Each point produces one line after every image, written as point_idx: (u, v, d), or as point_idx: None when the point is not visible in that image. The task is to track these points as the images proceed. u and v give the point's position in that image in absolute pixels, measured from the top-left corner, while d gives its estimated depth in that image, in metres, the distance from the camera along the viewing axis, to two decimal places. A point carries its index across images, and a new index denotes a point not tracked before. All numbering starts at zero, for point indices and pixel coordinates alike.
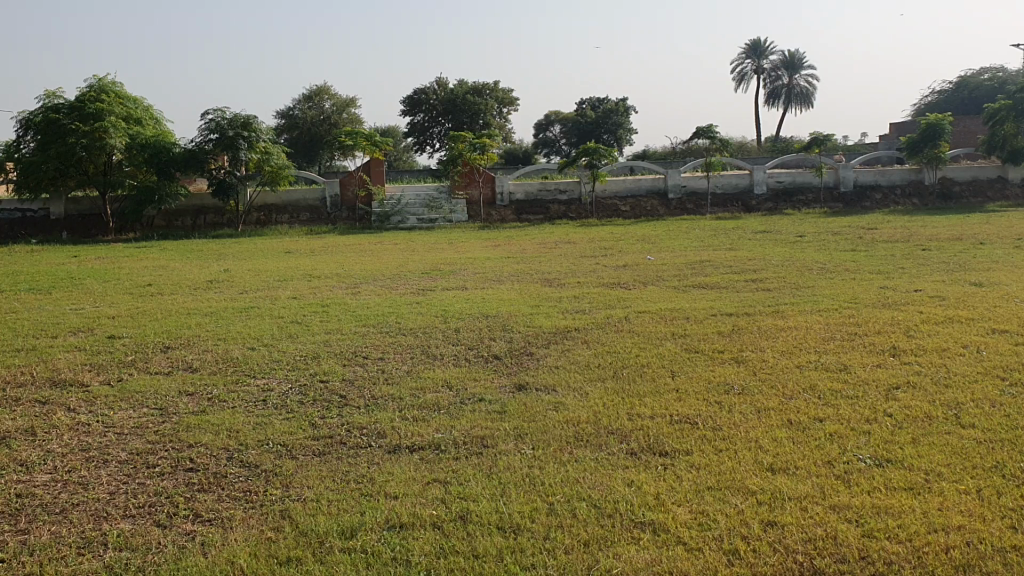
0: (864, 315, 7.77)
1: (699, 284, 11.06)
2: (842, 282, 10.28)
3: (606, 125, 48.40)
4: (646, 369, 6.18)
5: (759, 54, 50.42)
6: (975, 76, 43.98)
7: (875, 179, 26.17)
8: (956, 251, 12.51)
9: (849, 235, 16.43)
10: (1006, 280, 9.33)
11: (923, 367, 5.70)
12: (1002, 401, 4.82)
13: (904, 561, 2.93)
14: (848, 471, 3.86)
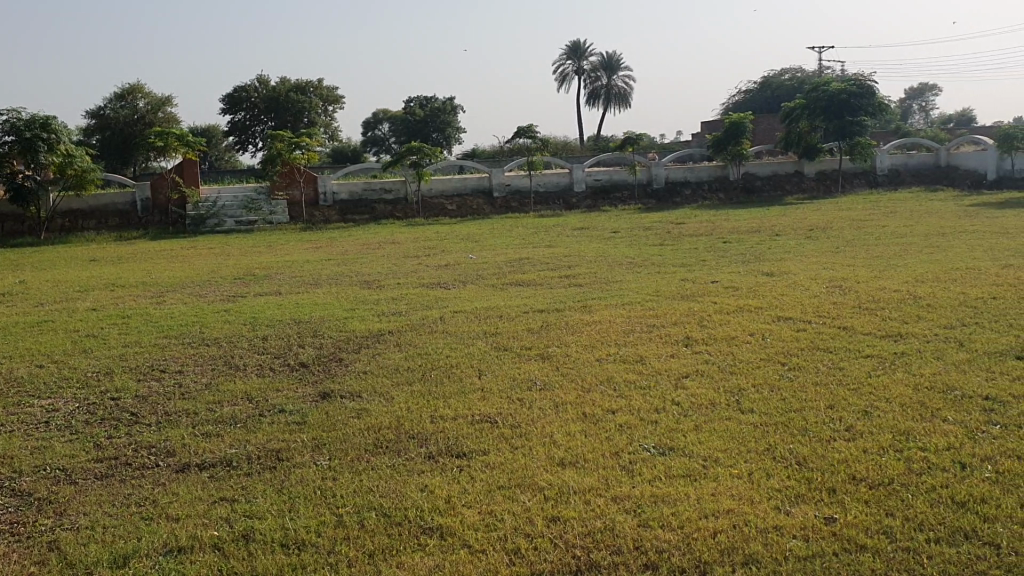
0: (664, 307, 8.07)
1: (517, 282, 11.23)
2: (648, 275, 10.65)
3: (434, 124, 48.41)
4: (453, 370, 6.19)
5: (579, 54, 51.69)
6: (777, 77, 46.78)
7: (685, 176, 27.36)
8: (753, 243, 13.26)
9: (659, 230, 17.13)
10: (794, 270, 9.94)
11: (712, 356, 5.97)
12: (780, 385, 5.11)
13: (674, 549, 3.05)
14: (634, 462, 3.98)
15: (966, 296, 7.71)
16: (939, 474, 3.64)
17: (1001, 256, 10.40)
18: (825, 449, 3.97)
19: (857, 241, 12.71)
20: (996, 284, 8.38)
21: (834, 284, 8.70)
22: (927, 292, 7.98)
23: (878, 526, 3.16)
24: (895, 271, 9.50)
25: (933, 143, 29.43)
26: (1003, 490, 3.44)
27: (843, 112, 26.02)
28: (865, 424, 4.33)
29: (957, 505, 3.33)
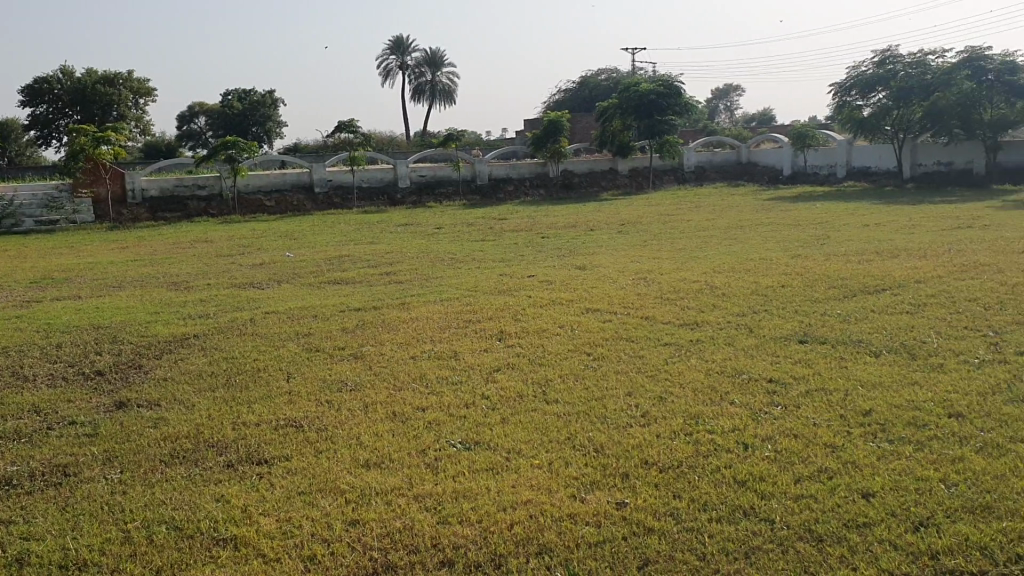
0: (480, 302, 8.16)
1: (335, 280, 11.04)
2: (467, 271, 10.72)
3: (254, 118, 46.88)
4: (261, 373, 6.00)
5: (402, 51, 51.38)
6: (594, 77, 48.22)
7: (506, 172, 27.72)
8: (570, 238, 13.63)
9: (480, 226, 17.29)
10: (606, 263, 10.29)
11: (523, 349, 6.08)
12: (586, 375, 5.27)
13: (471, 543, 3.08)
14: (437, 459, 3.99)
15: (758, 285, 8.21)
16: (724, 455, 3.84)
17: (792, 247, 11.12)
18: (621, 436, 4.12)
19: (664, 234, 13.30)
20: (786, 273, 8.95)
21: (641, 276, 9.05)
22: (724, 282, 8.42)
23: (666, 508, 3.31)
24: (696, 262, 9.99)
25: (735, 141, 31.18)
26: (779, 468, 3.67)
27: (653, 111, 27.16)
28: (660, 409, 4.52)
29: (738, 483, 3.53)
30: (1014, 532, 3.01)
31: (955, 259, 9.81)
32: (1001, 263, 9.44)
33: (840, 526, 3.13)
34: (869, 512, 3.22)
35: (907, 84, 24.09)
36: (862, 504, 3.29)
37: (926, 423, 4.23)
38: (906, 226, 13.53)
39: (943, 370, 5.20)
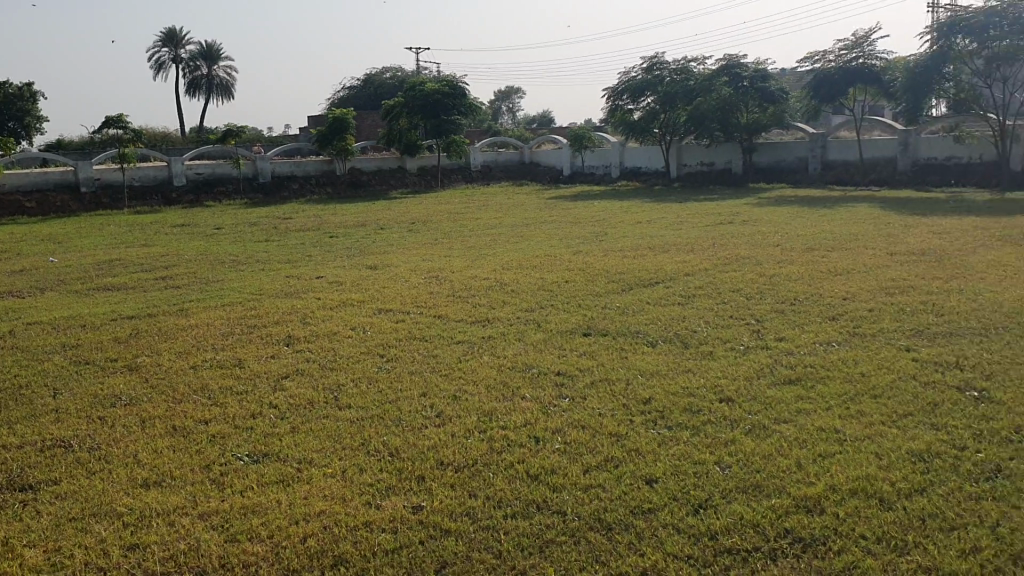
0: (265, 306, 7.88)
1: (106, 286, 10.32)
2: (251, 274, 10.34)
3: (8, 112, 42.95)
4: (22, 391, 5.50)
5: (175, 43, 48.88)
6: (378, 75, 47.91)
7: (291, 170, 26.94)
8: (358, 237, 13.46)
9: (264, 226, 16.74)
10: (396, 262, 10.23)
11: (312, 353, 5.92)
12: (378, 378, 5.20)
13: (262, 561, 2.97)
14: (223, 473, 3.80)
15: (545, 281, 8.44)
16: (517, 450, 3.90)
17: (574, 244, 11.52)
18: (415, 438, 4.10)
19: (452, 233, 13.41)
20: (569, 268, 9.25)
21: (431, 275, 9.06)
22: (511, 279, 8.58)
23: (461, 509, 3.32)
24: (485, 260, 10.14)
25: (518, 142, 31.93)
26: (569, 460, 3.78)
27: (439, 110, 27.28)
28: (453, 408, 4.54)
29: (530, 478, 3.60)
30: (781, 508, 3.24)
31: (721, 253, 10.51)
32: (761, 256, 10.21)
33: (627, 514, 3.26)
34: (653, 498, 3.37)
35: (672, 89, 25.53)
36: (647, 490, 3.44)
37: (700, 409, 4.49)
38: (676, 223, 14.36)
39: (715, 357, 5.54)
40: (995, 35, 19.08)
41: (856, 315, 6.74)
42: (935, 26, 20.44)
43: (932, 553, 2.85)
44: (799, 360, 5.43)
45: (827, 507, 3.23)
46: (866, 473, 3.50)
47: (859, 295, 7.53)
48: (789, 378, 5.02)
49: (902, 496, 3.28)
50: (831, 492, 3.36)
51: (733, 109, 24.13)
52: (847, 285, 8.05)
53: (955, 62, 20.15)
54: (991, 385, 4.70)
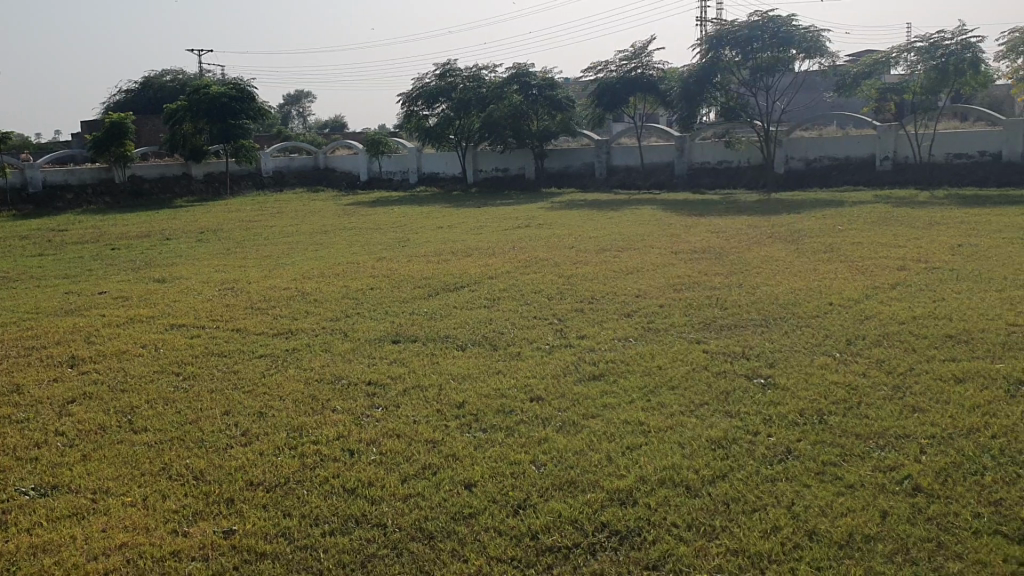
0: (44, 325, 7.29)
1: None
2: (24, 291, 9.53)
3: None
4: None
5: None
6: (158, 78, 45.59)
7: (64, 178, 24.98)
8: (144, 248, 12.74)
9: (36, 240, 15.50)
10: (187, 274, 9.76)
11: (101, 375, 5.53)
12: (176, 397, 4.92)
13: None
14: (8, 511, 3.47)
15: (347, 289, 8.30)
16: (330, 464, 3.80)
17: (374, 250, 11.39)
18: (222, 458, 3.90)
19: (246, 241, 12.96)
20: (371, 276, 9.14)
21: (227, 286, 8.70)
22: (313, 288, 8.37)
23: (276, 529, 3.19)
24: (283, 269, 9.86)
25: (311, 146, 31.28)
26: (385, 471, 3.71)
27: (226, 115, 26.14)
28: (260, 425, 4.36)
29: (347, 492, 3.51)
30: (597, 502, 3.33)
31: (520, 255, 10.73)
32: (559, 257, 10.51)
33: (448, 521, 3.24)
34: (473, 503, 3.37)
35: (466, 96, 25.81)
36: (466, 495, 3.44)
37: (512, 409, 4.54)
38: (475, 227, 14.53)
39: (521, 358, 5.63)
40: (757, 47, 20.61)
41: (649, 311, 7.06)
42: (704, 38, 21.81)
43: (738, 536, 3.00)
44: (601, 357, 5.61)
45: (639, 498, 3.35)
46: (673, 463, 3.65)
47: (651, 292, 7.90)
48: (594, 374, 5.18)
49: (706, 483, 3.45)
50: (642, 482, 3.48)
51: (523, 116, 24.71)
52: (640, 283, 8.42)
53: (724, 72, 21.60)
54: (775, 372, 5.04)
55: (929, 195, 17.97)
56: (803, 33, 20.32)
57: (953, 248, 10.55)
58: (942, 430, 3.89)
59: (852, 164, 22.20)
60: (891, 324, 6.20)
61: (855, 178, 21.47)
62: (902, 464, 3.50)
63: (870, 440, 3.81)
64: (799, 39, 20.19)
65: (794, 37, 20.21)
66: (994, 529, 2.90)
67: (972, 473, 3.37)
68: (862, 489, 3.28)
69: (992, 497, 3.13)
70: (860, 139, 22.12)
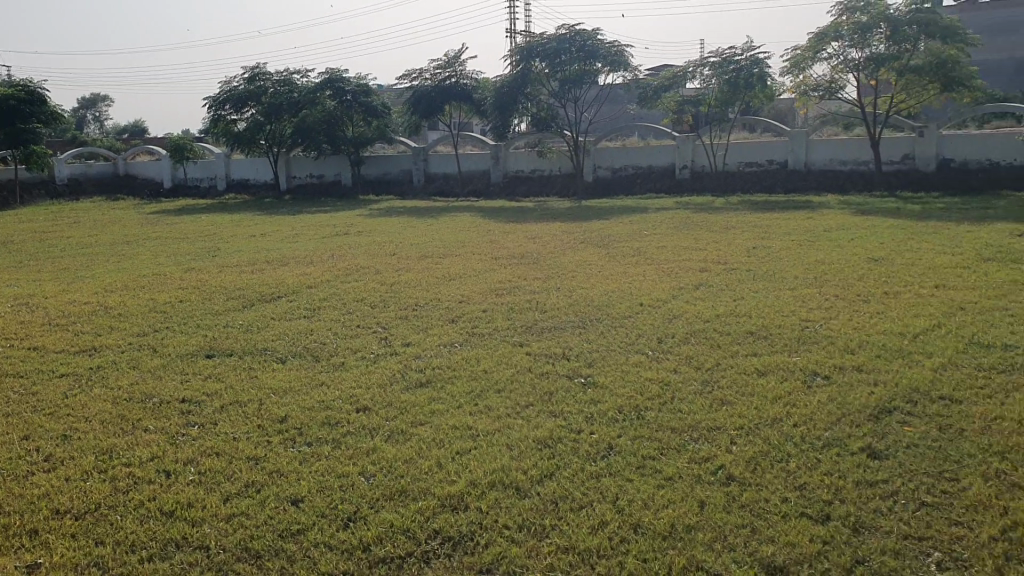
0: None
1: None
2: None
3: None
4: None
5: None
6: None
7: None
8: None
9: None
10: None
11: None
12: None
13: None
14: None
15: (156, 302, 7.90)
16: (145, 487, 3.60)
17: (184, 261, 10.92)
18: (22, 487, 3.62)
19: (41, 253, 12.10)
20: (182, 287, 8.74)
21: (20, 301, 8.09)
22: (118, 302, 7.91)
23: (88, 560, 2.99)
24: (84, 282, 9.28)
25: (110, 152, 29.59)
26: (206, 491, 3.55)
27: (14, 118, 24.27)
28: (65, 449, 4.07)
29: (165, 515, 3.34)
30: (428, 509, 3.31)
31: (339, 264, 10.56)
32: (379, 265, 10.41)
33: (275, 538, 3.14)
34: (302, 518, 3.27)
35: (276, 100, 24.96)
36: (293, 511, 3.34)
37: (336, 421, 4.45)
38: (290, 236, 14.18)
39: (346, 368, 5.53)
40: (565, 60, 21.23)
41: (473, 316, 7.11)
42: (514, 49, 22.25)
43: (568, 533, 3.06)
44: (426, 364, 5.59)
45: (470, 502, 3.35)
46: (501, 465, 3.68)
47: (472, 297, 7.96)
48: (420, 381, 5.16)
49: (535, 483, 3.49)
50: (471, 487, 3.49)
51: (337, 123, 24.38)
52: (461, 288, 8.47)
53: (533, 83, 22.13)
54: (594, 371, 5.19)
55: (727, 201, 19.08)
56: (607, 47, 21.12)
57: (751, 249, 11.23)
58: (748, 421, 4.12)
59: (654, 173, 23.22)
60: (698, 323, 6.53)
61: (658, 187, 22.49)
62: (715, 455, 3.68)
63: (685, 433, 3.98)
64: (604, 53, 20.96)
65: (600, 51, 20.97)
66: (801, 510, 3.08)
67: (779, 460, 3.58)
68: (681, 481, 3.42)
69: (797, 480, 3.33)
70: (661, 149, 23.18)
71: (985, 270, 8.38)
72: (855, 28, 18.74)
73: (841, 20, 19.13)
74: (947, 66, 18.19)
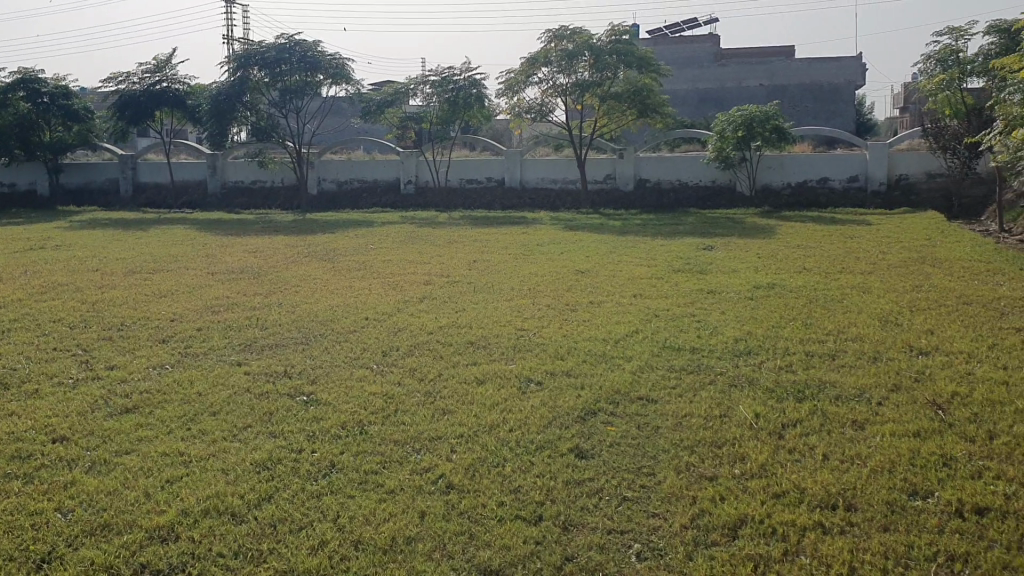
0: None
1: None
2: None
3: None
4: None
5: None
6: None
7: None
8: None
9: None
10: None
11: None
12: None
13: None
14: None
15: None
16: None
17: None
18: None
19: None
20: None
21: None
22: None
23: None
24: None
25: None
26: None
27: None
28: None
29: None
30: (134, 543, 3.10)
31: (32, 280, 9.65)
32: (80, 281, 9.64)
33: None
34: None
35: None
36: None
37: (30, 454, 4.06)
38: None
39: (41, 396, 5.05)
40: (285, 70, 20.83)
41: (185, 335, 6.76)
42: (231, 55, 21.48)
43: (287, 556, 2.97)
44: (133, 388, 5.23)
45: (181, 532, 3.18)
46: (217, 491, 3.52)
47: (186, 315, 7.57)
48: (127, 408, 4.81)
49: (252, 507, 3.36)
50: (183, 516, 3.30)
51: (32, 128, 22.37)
52: (174, 306, 8.03)
53: (252, 92, 21.48)
54: (317, 388, 5.10)
55: (447, 216, 19.55)
56: (329, 58, 21.03)
57: (470, 263, 11.56)
58: (468, 428, 4.22)
59: (378, 188, 23.31)
60: (422, 334, 6.62)
61: (383, 202, 22.62)
62: (435, 464, 3.72)
63: (407, 445, 4.00)
64: (326, 65, 20.84)
65: (322, 63, 20.85)
66: (515, 513, 3.18)
67: (495, 465, 3.70)
68: (402, 493, 3.41)
69: (513, 484, 3.44)
70: (385, 163, 23.30)
71: (677, 280, 9.20)
72: (563, 55, 19.90)
73: (549, 47, 20.19)
74: (643, 94, 19.95)
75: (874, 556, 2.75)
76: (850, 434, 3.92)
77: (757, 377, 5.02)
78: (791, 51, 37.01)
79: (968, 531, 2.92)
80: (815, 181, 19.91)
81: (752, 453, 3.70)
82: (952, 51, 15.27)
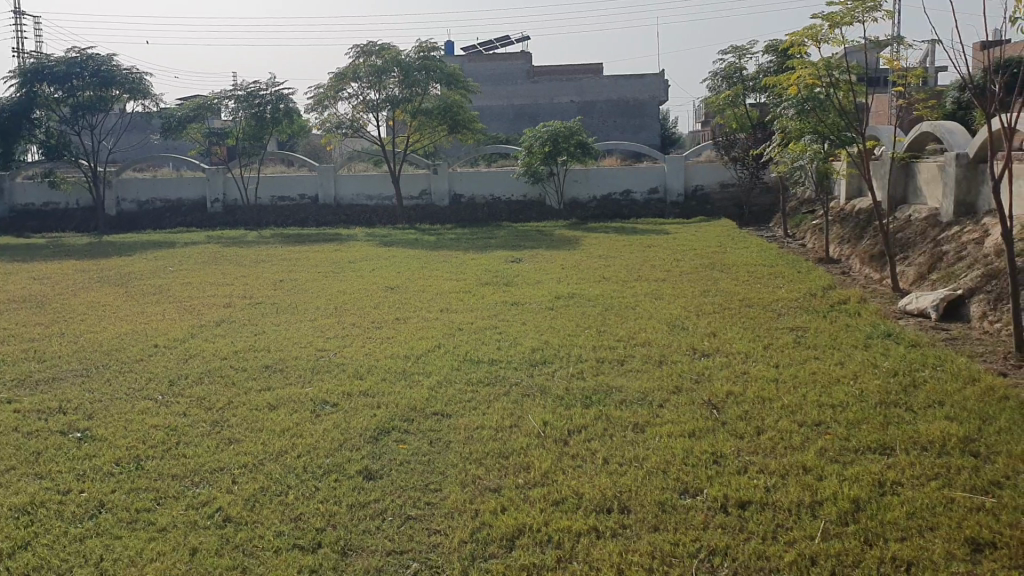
0: None
1: None
2: None
3: None
4: None
5: None
6: None
7: None
8: None
9: None
10: None
11: None
12: None
13: None
14: None
15: None
16: None
17: None
18: None
19: None
20: None
21: None
22: None
23: None
24: None
25: None
26: None
27: None
28: None
29: None
30: None
31: None
32: None
33: None
34: None
35: None
36: None
37: None
38: None
39: None
40: (77, 85, 19.59)
41: None
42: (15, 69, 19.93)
43: None
44: None
45: None
46: None
47: None
48: None
49: (5, 557, 3.11)
50: None
51: None
52: None
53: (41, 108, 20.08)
54: (93, 423, 4.79)
55: (257, 234, 18.99)
56: (125, 73, 19.98)
57: (277, 283, 11.25)
58: (253, 457, 4.08)
59: (183, 206, 22.39)
60: (214, 360, 6.35)
61: (188, 221, 21.70)
62: (213, 497, 3.56)
63: (186, 479, 3.82)
64: (121, 79, 19.79)
65: (116, 78, 19.78)
66: (293, 543, 3.10)
67: (277, 494, 3.58)
68: (174, 530, 3.25)
69: (293, 513, 3.35)
70: (189, 182, 22.42)
71: (482, 293, 9.30)
72: (371, 71, 19.60)
73: (357, 62, 19.81)
74: (452, 110, 20.21)
75: (641, 557, 2.86)
76: (631, 438, 4.07)
77: (550, 386, 5.12)
78: (598, 69, 38.36)
79: (731, 525, 3.08)
80: (619, 193, 20.69)
81: (536, 462, 3.77)
82: (736, 68, 16.31)
